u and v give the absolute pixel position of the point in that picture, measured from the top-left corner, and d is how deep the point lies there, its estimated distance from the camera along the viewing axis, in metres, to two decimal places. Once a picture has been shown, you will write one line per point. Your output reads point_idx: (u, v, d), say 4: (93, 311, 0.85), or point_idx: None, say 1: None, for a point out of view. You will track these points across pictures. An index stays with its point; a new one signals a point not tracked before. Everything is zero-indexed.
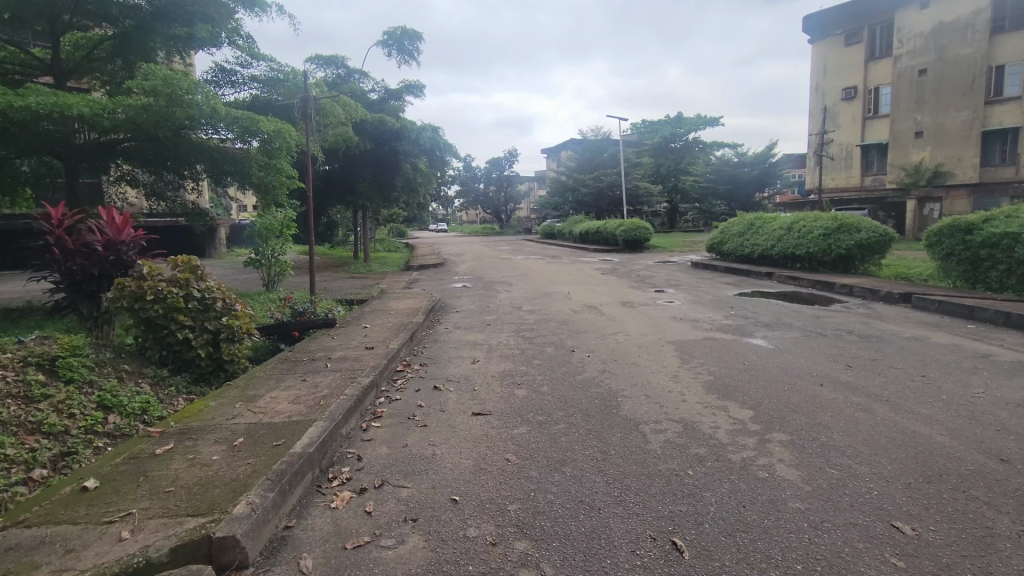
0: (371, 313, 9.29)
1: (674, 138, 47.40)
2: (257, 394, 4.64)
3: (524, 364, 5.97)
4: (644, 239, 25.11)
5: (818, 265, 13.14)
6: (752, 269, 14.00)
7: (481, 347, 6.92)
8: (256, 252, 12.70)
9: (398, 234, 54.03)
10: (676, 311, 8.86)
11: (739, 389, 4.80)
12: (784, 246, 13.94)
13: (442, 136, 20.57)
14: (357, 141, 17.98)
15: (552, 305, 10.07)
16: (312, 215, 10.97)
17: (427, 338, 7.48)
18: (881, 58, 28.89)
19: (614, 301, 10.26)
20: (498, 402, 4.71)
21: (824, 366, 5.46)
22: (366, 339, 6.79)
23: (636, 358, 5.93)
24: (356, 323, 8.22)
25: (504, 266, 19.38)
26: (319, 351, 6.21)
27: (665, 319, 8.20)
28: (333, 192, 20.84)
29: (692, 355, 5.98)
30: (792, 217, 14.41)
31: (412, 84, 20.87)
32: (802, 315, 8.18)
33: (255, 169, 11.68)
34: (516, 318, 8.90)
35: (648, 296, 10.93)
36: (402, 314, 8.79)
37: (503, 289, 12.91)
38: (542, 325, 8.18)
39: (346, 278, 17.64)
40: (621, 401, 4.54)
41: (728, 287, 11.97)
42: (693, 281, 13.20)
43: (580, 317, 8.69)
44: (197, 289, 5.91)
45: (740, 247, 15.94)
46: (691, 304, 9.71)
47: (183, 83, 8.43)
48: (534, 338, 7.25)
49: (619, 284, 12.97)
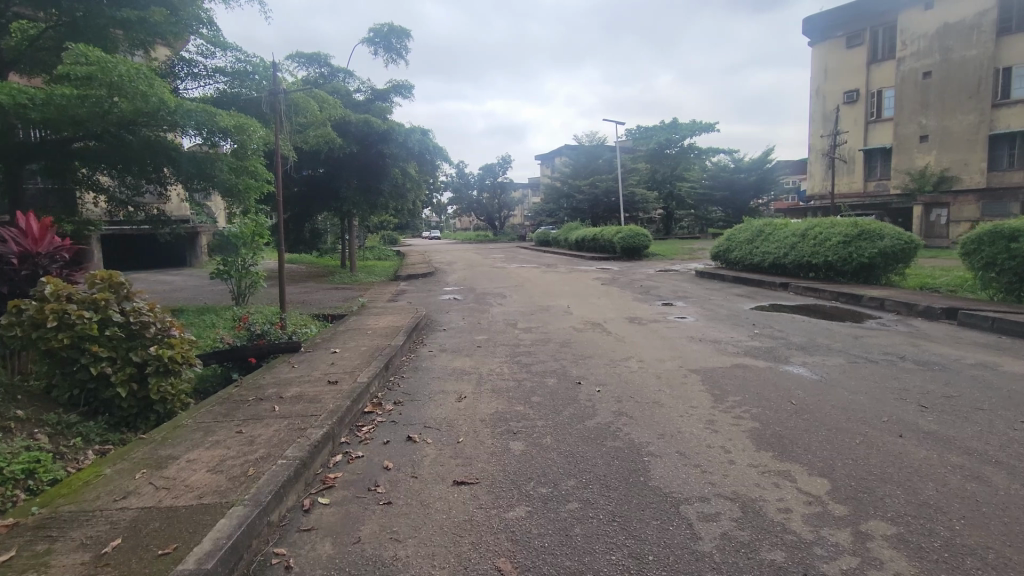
0: (347, 332, 8.16)
1: (669, 144, 46.63)
2: (170, 455, 3.53)
3: (521, 403, 4.89)
4: (643, 246, 24.14)
5: (837, 275, 12.14)
6: (764, 279, 13.03)
7: (469, 378, 5.84)
8: (222, 261, 11.40)
9: (389, 242, 53.01)
10: (692, 330, 7.82)
11: (798, 443, 3.73)
12: (798, 255, 12.97)
13: (432, 139, 19.44)
14: (340, 142, 16.88)
15: (551, 322, 9.04)
16: (285, 222, 9.93)
17: (406, 366, 6.38)
18: (883, 61, 28.14)
19: (620, 317, 9.23)
20: (489, 463, 3.63)
21: (893, 407, 4.40)
22: (333, 369, 5.69)
23: (656, 395, 4.86)
24: (327, 346, 7.12)
25: (498, 276, 18.34)
26: (271, 387, 5.09)
27: (681, 339, 7.15)
28: (321, 197, 19.87)
29: (724, 391, 4.92)
30: (806, 223, 13.44)
31: (400, 85, 19.86)
32: (837, 336, 7.16)
33: (222, 172, 10.64)
34: (512, 339, 7.83)
35: (656, 310, 9.90)
36: (382, 335, 7.68)
37: (496, 302, 11.85)
38: (541, 347, 7.12)
39: (329, 289, 16.50)
40: (650, 464, 3.47)
41: (743, 300, 10.95)
42: (703, 293, 12.17)
43: (582, 337, 7.65)
44: (119, 313, 4.82)
45: (748, 255, 14.97)
46: (706, 321, 8.68)
47: (123, 69, 7.22)
48: (530, 366, 6.18)
49: (622, 296, 11.97)
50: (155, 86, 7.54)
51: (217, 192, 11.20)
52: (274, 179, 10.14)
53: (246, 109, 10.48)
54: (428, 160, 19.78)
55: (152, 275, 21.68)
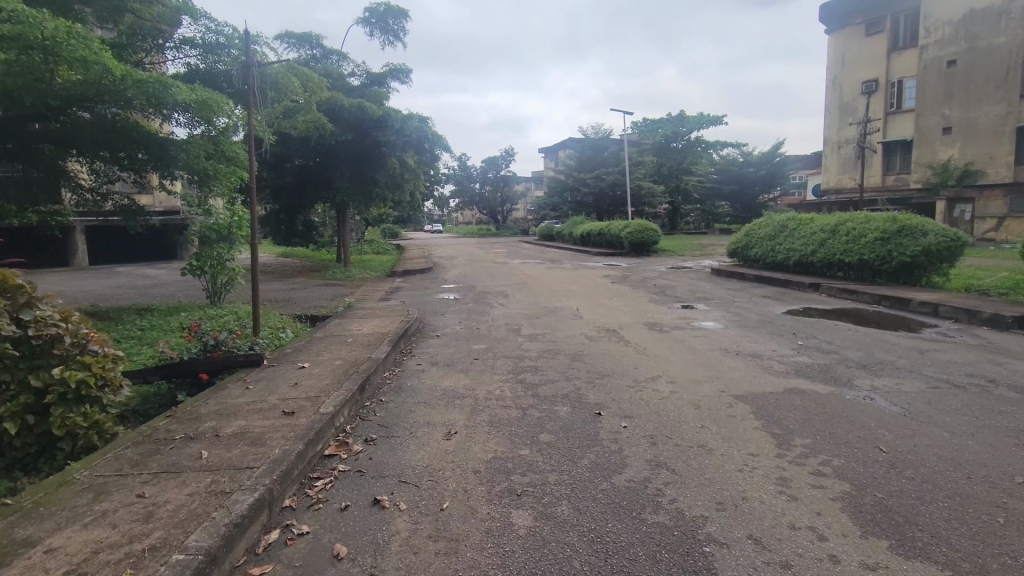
0: (327, 339, 7.08)
1: (675, 137, 45.40)
2: (26, 542, 2.47)
3: (527, 443, 3.82)
4: (651, 241, 23.06)
5: (873, 275, 11.05)
6: (789, 279, 11.95)
7: (464, 403, 4.78)
8: (196, 256, 10.31)
9: (390, 235, 52.16)
10: (724, 340, 6.75)
11: (920, 523, 2.65)
12: (827, 253, 11.90)
13: (431, 126, 18.29)
14: (330, 128, 15.78)
15: (559, 327, 7.99)
16: (256, 215, 8.81)
17: (387, 385, 5.33)
18: (905, 49, 26.86)
19: (637, 321, 8.18)
20: (482, 553, 2.56)
21: (1019, 460, 3.32)
22: (294, 392, 4.62)
23: (700, 436, 3.78)
24: (297, 357, 6.04)
25: (500, 272, 17.30)
26: (209, 420, 4.03)
27: (713, 354, 6.07)
28: (314, 188, 18.88)
29: (786, 431, 3.84)
30: (837, 218, 12.33)
31: (397, 68, 18.71)
32: (897, 349, 6.08)
33: (189, 158, 9.57)
34: (517, 348, 6.78)
35: (676, 313, 8.84)
36: (366, 342, 6.63)
37: (498, 303, 10.81)
38: (550, 361, 6.06)
39: (319, 286, 15.49)
40: (716, 562, 2.40)
41: (772, 303, 9.88)
42: (725, 294, 11.08)
43: (596, 348, 6.59)
44: (11, 326, 3.78)
45: (770, 252, 13.87)
46: (736, 328, 7.59)
47: (52, 28, 6.06)
48: (537, 387, 5.11)
49: (635, 297, 10.93)
50: (96, 48, 6.44)
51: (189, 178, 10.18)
52: (249, 164, 9.06)
53: (219, 86, 9.39)
54: (427, 149, 18.65)
55: (138, 269, 20.72)
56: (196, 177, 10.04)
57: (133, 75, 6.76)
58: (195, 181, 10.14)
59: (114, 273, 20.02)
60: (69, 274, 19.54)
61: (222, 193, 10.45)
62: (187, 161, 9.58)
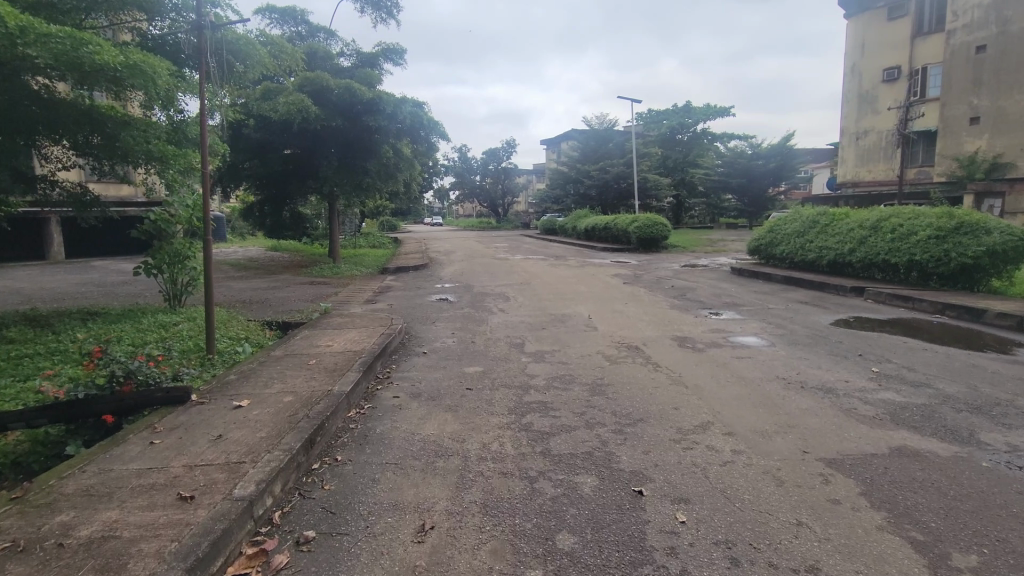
0: (288, 357, 5.77)
1: (681, 129, 43.67)
2: None
3: (540, 556, 2.50)
4: (660, 237, 21.72)
5: (923, 278, 9.75)
6: (825, 281, 10.65)
7: (449, 466, 3.47)
8: (152, 254, 8.99)
9: (389, 228, 50.81)
10: (778, 365, 5.44)
11: None
12: (866, 253, 10.63)
13: (427, 112, 16.85)
14: (313, 110, 14.42)
15: (571, 342, 6.68)
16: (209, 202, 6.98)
17: (349, 433, 4.01)
18: (931, 34, 25.39)
19: (662, 336, 6.88)
20: None
21: None
22: (210, 454, 3.31)
23: (802, 547, 2.48)
24: (239, 387, 4.72)
25: (499, 269, 15.99)
26: (67, 509, 2.71)
27: (770, 387, 4.77)
28: (300, 177, 17.54)
29: (931, 537, 2.54)
30: (878, 213, 11.02)
31: (390, 49, 17.30)
32: (1007, 382, 4.76)
33: (130, 140, 7.88)
34: (519, 373, 5.47)
35: (706, 324, 7.53)
36: (333, 365, 5.31)
37: (497, 307, 9.51)
38: (562, 394, 4.76)
39: (302, 284, 14.20)
40: None
41: (813, 310, 8.57)
42: (755, 298, 9.77)
43: (618, 374, 5.29)
44: None
45: (798, 250, 12.56)
46: (785, 345, 6.28)
47: None
48: (548, 440, 3.79)
49: (654, 302, 9.61)
50: None
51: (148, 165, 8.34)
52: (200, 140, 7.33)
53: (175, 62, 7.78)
54: (422, 137, 17.21)
55: (115, 264, 19.42)
56: (149, 163, 8.35)
57: (33, 29, 5.35)
58: (147, 164, 8.37)
59: (88, 267, 18.73)
60: (39, 269, 18.23)
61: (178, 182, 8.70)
62: (129, 143, 7.88)
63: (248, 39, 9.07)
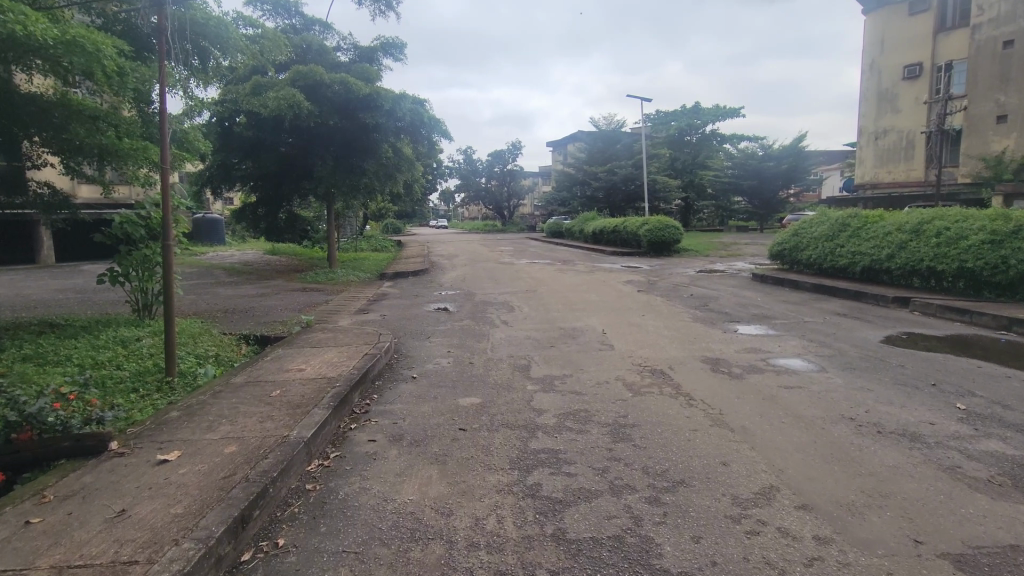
0: (250, 384, 4.86)
1: (690, 130, 41.71)
2: None
3: None
4: (671, 240, 20.76)
5: (975, 288, 8.79)
6: (861, 290, 9.68)
7: (428, 558, 2.54)
8: (117, 260, 8.12)
9: (393, 231, 50.05)
10: (837, 398, 4.48)
11: None
12: (907, 259, 9.71)
13: (427, 109, 16.00)
14: (305, 106, 13.60)
15: (584, 365, 5.74)
16: (171, 204, 6.09)
17: (303, 502, 3.08)
18: (954, 28, 24.35)
19: (689, 357, 5.92)
20: None
21: None
22: (95, 549, 2.39)
23: None
24: (176, 429, 3.81)
25: (503, 275, 15.10)
26: None
27: (838, 432, 3.81)
28: (294, 177, 16.74)
29: None
30: (919, 216, 10.05)
31: (390, 43, 16.43)
32: None
33: (79, 132, 6.41)
34: (524, 407, 4.54)
35: (738, 342, 6.58)
36: (298, 399, 4.39)
37: (500, 320, 8.58)
38: (577, 440, 3.81)
39: (294, 292, 13.31)
40: None
41: (857, 324, 7.60)
42: (786, 310, 8.81)
43: (643, 410, 4.34)
44: None
45: (827, 255, 11.60)
46: (838, 370, 5.34)
47: None
48: (561, 514, 2.86)
49: (674, 313, 8.67)
50: None
51: (102, 163, 6.85)
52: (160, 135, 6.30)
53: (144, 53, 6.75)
54: (423, 136, 16.37)
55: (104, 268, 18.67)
56: (106, 161, 6.83)
57: None
58: (105, 164, 6.86)
59: (77, 272, 17.99)
60: (23, 273, 17.44)
61: (140, 179, 7.23)
62: (79, 136, 6.42)
63: (222, 19, 8.17)
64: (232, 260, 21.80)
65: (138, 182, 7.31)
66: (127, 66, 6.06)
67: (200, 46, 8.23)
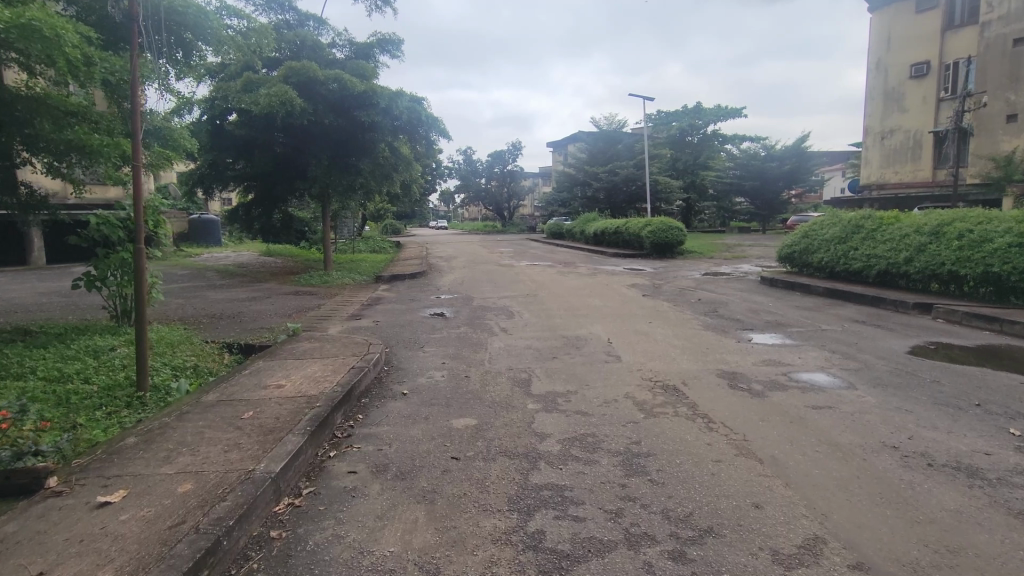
0: (221, 403, 4.40)
1: (691, 130, 41.03)
2: None
3: None
4: (675, 241, 20.30)
5: (1001, 293, 8.32)
6: (879, 295, 9.22)
7: None
8: (93, 264, 7.67)
9: (392, 232, 49.62)
10: (874, 421, 4.01)
11: None
12: (926, 262, 9.25)
13: (425, 107, 15.58)
14: (297, 103, 13.18)
15: (589, 379, 5.28)
16: (142, 205, 5.60)
17: (263, 556, 2.61)
18: (963, 26, 23.90)
19: (703, 371, 5.46)
20: None
21: None
22: None
23: None
24: (127, 461, 3.34)
25: (503, 278, 14.65)
26: None
27: (882, 465, 3.34)
28: (288, 177, 16.32)
29: None
30: (939, 217, 9.58)
31: (387, 39, 15.95)
32: None
33: (45, 126, 5.90)
34: (524, 431, 4.08)
35: (754, 353, 6.12)
36: (272, 422, 3.92)
37: (499, 327, 8.12)
38: (584, 473, 3.35)
39: (286, 295, 12.86)
40: None
41: (880, 333, 7.14)
42: (801, 317, 8.35)
43: (657, 435, 3.88)
44: None
45: (840, 258, 11.13)
46: (869, 386, 4.87)
47: None
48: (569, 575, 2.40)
49: (682, 320, 8.20)
50: None
51: (69, 160, 6.32)
52: (131, 129, 5.78)
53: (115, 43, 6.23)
54: (421, 134, 15.95)
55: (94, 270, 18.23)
56: (75, 158, 6.32)
57: None
58: (72, 162, 6.33)
59: (66, 275, 17.54)
60: (11, 275, 17.00)
61: (114, 178, 6.72)
62: (44, 131, 5.91)
63: (202, 6, 7.69)
64: (226, 262, 21.38)
65: (113, 181, 6.80)
66: (93, 54, 5.58)
67: (182, 37, 7.75)
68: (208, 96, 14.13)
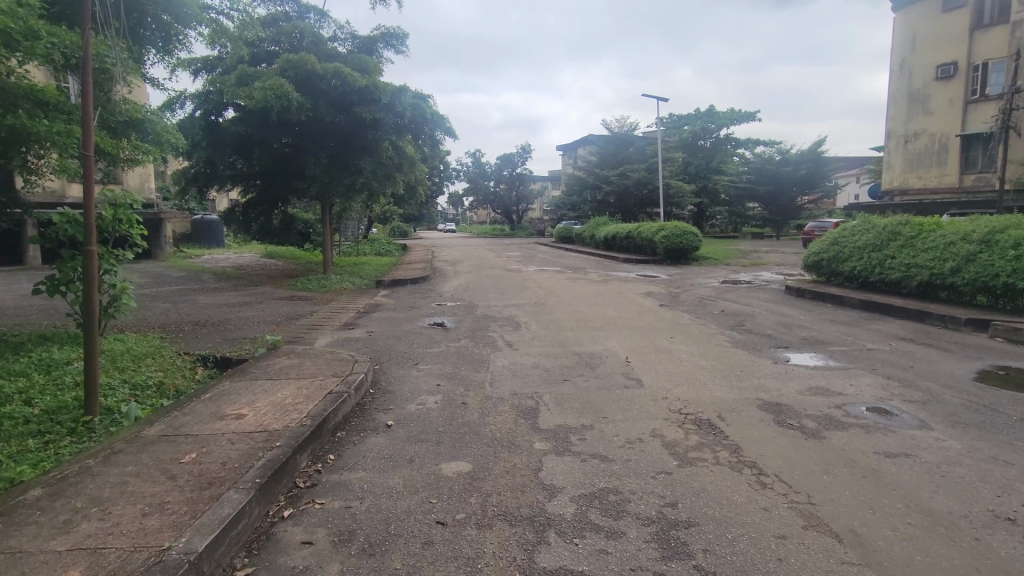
0: (162, 440, 3.63)
1: (704, 134, 40.36)
2: None
3: None
4: (689, 247, 19.46)
5: None
6: (924, 309, 8.36)
7: None
8: (56, 266, 6.92)
9: (399, 235, 49.04)
10: (970, 479, 3.19)
11: None
12: (975, 273, 8.41)
13: (430, 104, 14.92)
14: (294, 96, 12.52)
15: (607, 410, 4.48)
16: (92, 204, 4.84)
17: None
18: (992, 26, 22.94)
19: (741, 402, 4.64)
20: None
21: None
22: None
23: None
24: (13, 529, 2.57)
25: (510, 284, 13.87)
26: None
27: (1004, 548, 2.51)
28: (287, 177, 15.66)
29: None
30: (988, 224, 8.72)
31: (390, 32, 15.22)
32: None
33: None
34: (528, 483, 3.28)
35: (797, 378, 5.30)
36: (214, 470, 3.15)
37: (502, 340, 7.33)
38: (607, 553, 2.55)
39: (279, 300, 12.14)
40: None
41: (935, 353, 6.30)
42: (840, 333, 7.50)
43: (698, 494, 3.07)
44: None
45: (876, 267, 10.27)
46: (947, 425, 4.03)
47: None
48: None
49: (707, 335, 7.37)
50: None
51: (13, 148, 5.64)
52: (81, 107, 5.01)
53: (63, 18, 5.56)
54: (426, 132, 15.27)
55: None
56: (21, 147, 5.65)
57: None
58: (17, 150, 5.65)
59: None
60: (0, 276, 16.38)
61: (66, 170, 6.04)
62: None
63: None
64: (226, 263, 20.76)
65: (66, 173, 6.13)
66: (38, 27, 4.93)
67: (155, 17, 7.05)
68: (202, 89, 13.50)
